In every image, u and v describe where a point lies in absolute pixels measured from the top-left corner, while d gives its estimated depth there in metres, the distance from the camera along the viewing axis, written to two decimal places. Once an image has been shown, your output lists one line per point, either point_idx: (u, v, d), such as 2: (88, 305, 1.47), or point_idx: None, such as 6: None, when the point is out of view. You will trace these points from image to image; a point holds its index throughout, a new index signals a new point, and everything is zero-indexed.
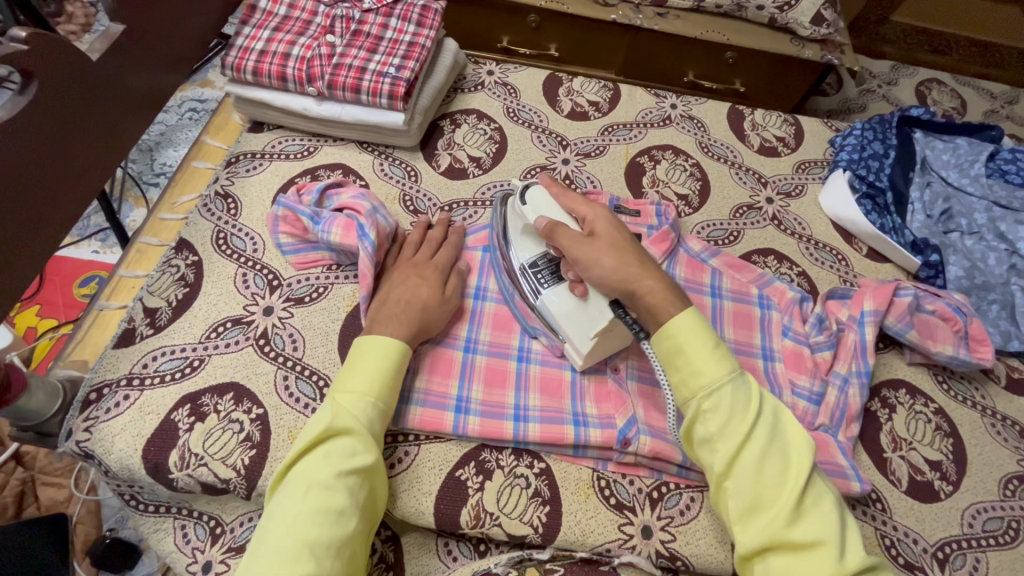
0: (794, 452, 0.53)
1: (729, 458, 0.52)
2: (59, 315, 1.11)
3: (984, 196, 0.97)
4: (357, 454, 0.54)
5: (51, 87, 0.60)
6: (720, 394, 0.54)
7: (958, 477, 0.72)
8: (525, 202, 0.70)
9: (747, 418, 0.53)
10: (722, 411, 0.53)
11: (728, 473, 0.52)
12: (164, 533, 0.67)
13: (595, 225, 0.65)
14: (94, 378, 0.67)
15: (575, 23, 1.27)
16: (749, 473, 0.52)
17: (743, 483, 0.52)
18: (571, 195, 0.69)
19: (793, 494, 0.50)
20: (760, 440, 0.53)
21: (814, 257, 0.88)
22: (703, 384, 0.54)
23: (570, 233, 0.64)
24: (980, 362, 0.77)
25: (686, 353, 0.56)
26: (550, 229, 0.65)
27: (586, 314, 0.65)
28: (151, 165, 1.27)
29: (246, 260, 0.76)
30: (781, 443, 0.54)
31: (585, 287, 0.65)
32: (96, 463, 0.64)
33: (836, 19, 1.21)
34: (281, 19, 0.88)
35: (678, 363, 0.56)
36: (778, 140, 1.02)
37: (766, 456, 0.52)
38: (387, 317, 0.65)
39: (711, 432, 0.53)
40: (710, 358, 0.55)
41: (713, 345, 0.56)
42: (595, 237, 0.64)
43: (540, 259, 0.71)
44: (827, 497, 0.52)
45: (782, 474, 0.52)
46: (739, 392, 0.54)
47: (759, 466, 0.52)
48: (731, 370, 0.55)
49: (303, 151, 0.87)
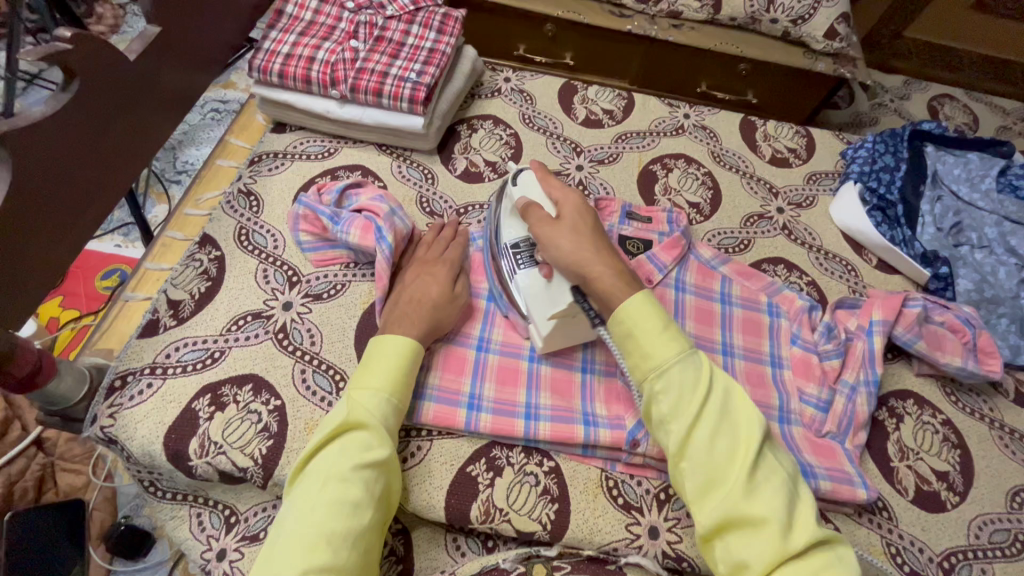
0: (744, 431, 0.53)
1: (679, 438, 0.53)
2: (81, 306, 1.13)
3: (995, 211, 0.98)
4: (372, 448, 0.56)
5: (90, 86, 0.62)
6: (668, 375, 0.55)
7: (965, 488, 0.73)
8: (516, 183, 0.73)
9: (696, 396, 0.54)
10: (672, 392, 0.54)
11: (682, 454, 0.53)
12: (181, 520, 0.69)
13: (563, 208, 0.67)
14: (119, 366, 0.69)
15: (591, 33, 1.29)
16: (700, 452, 0.52)
17: (696, 462, 0.52)
18: (552, 180, 0.71)
19: (742, 471, 0.51)
20: (709, 418, 0.53)
21: (823, 267, 0.89)
22: (652, 366, 0.56)
23: (541, 215, 0.67)
24: (988, 374, 0.78)
25: (636, 337, 0.57)
26: (525, 211, 0.68)
27: (549, 295, 0.66)
28: (173, 163, 1.30)
29: (268, 256, 0.78)
30: (731, 420, 0.54)
31: (552, 270, 0.66)
32: (119, 448, 0.66)
33: (850, 33, 1.22)
34: (307, 24, 0.91)
35: (631, 347, 0.58)
36: (790, 152, 1.04)
37: (716, 435, 0.53)
38: (402, 317, 0.67)
39: (664, 414, 0.54)
40: (659, 340, 0.56)
41: (661, 328, 0.57)
42: (561, 219, 0.66)
43: (523, 242, 0.72)
44: (779, 474, 0.52)
45: (733, 453, 0.52)
46: (688, 370, 0.55)
47: (710, 444, 0.52)
48: (680, 351, 0.56)
49: (324, 152, 0.89)
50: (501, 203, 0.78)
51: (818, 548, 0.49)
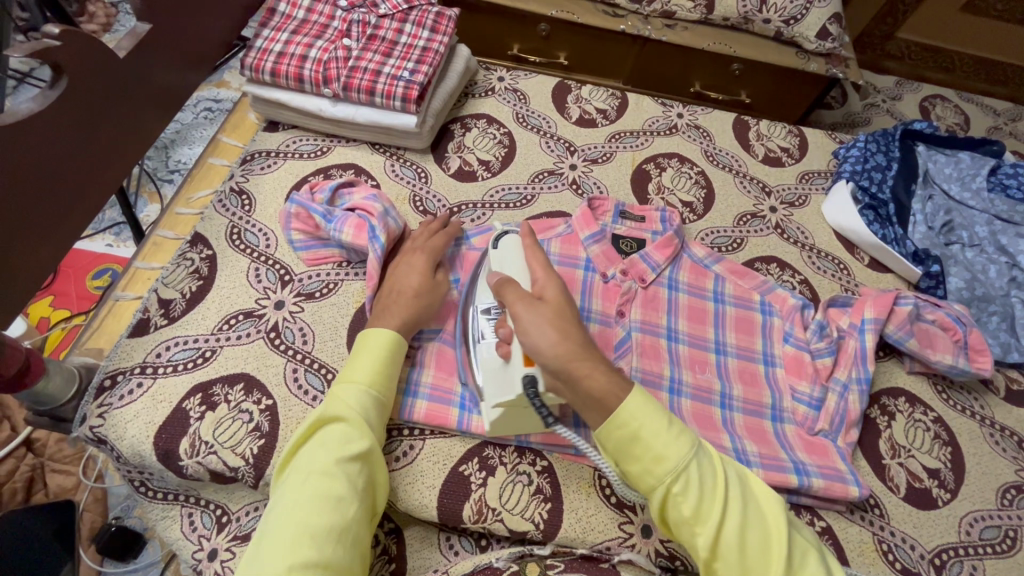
0: (770, 518, 0.52)
1: (710, 543, 0.51)
2: (71, 306, 1.13)
3: (986, 210, 0.98)
4: (351, 440, 0.56)
5: (79, 83, 0.62)
6: (686, 475, 0.52)
7: (956, 485, 0.73)
8: (496, 248, 0.69)
9: (717, 492, 0.52)
10: (692, 493, 0.52)
11: (714, 556, 0.51)
12: (172, 520, 0.68)
13: (544, 290, 0.62)
14: (108, 365, 0.68)
15: (585, 33, 1.29)
16: (733, 553, 0.50)
17: (730, 563, 0.51)
18: (536, 254, 0.66)
19: (779, 568, 0.49)
20: (735, 515, 0.52)
21: (815, 265, 0.90)
22: (668, 469, 0.53)
23: (519, 292, 0.61)
24: (979, 372, 0.78)
25: (643, 440, 0.54)
26: (502, 286, 0.62)
27: (503, 379, 0.61)
28: (165, 162, 1.29)
29: (259, 255, 0.78)
30: (754, 510, 0.53)
31: (510, 348, 0.61)
32: (109, 448, 0.66)
33: (842, 33, 1.23)
34: (299, 22, 0.90)
35: (635, 452, 0.54)
36: (782, 151, 1.04)
37: (745, 531, 0.51)
38: (385, 310, 0.67)
39: (686, 516, 0.52)
40: (670, 439, 0.53)
41: (667, 424, 0.54)
42: (542, 301, 0.60)
43: (494, 308, 0.68)
44: (812, 556, 0.51)
45: (767, 548, 0.51)
46: (704, 466, 0.53)
47: (740, 540, 0.51)
48: (691, 445, 0.54)
49: (317, 150, 0.89)
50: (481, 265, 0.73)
51: None
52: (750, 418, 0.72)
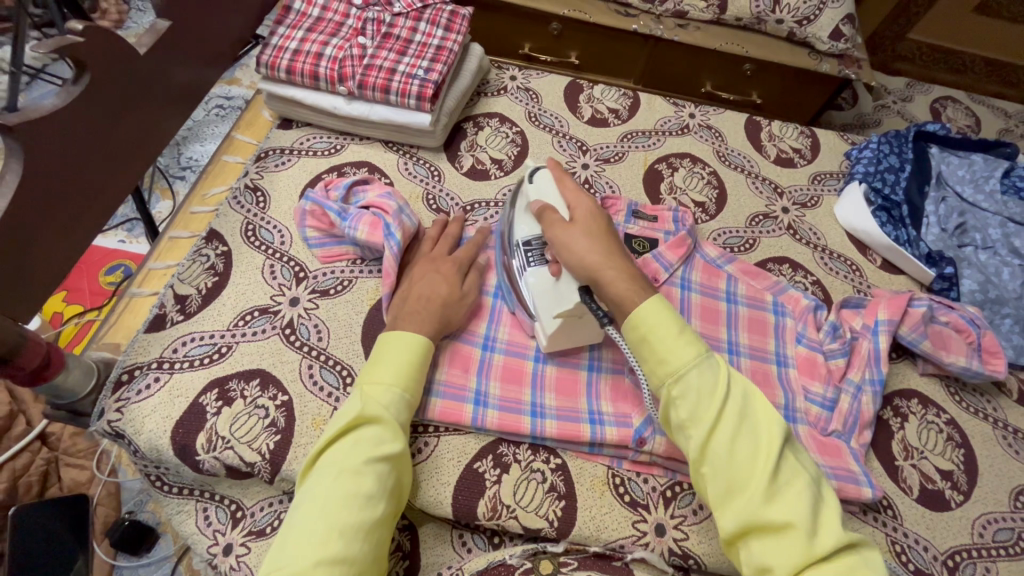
0: (765, 432, 0.53)
1: (698, 444, 0.52)
2: (84, 301, 1.13)
3: (999, 212, 0.98)
4: (384, 443, 0.56)
5: (101, 79, 0.62)
6: (686, 379, 0.54)
7: (969, 488, 0.73)
8: (532, 182, 0.73)
9: (715, 398, 0.53)
10: (690, 395, 0.53)
11: (702, 459, 0.53)
12: (187, 515, 0.68)
13: (576, 212, 0.67)
14: (126, 360, 0.69)
15: (596, 32, 1.29)
16: (721, 456, 0.52)
17: (717, 466, 0.52)
18: (567, 180, 0.71)
19: (763, 479, 0.50)
20: (729, 422, 0.52)
21: (827, 266, 0.90)
22: (671, 370, 0.55)
23: (554, 217, 0.67)
24: (992, 374, 0.78)
25: (651, 343, 0.56)
26: (542, 213, 0.68)
27: (557, 293, 0.65)
28: (177, 158, 1.30)
29: (274, 252, 0.78)
30: (751, 423, 0.53)
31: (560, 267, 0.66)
32: (126, 443, 0.66)
33: (854, 34, 1.23)
34: (314, 20, 0.91)
35: (646, 354, 0.57)
36: (794, 152, 1.04)
37: (737, 438, 0.52)
38: (410, 315, 0.66)
39: (682, 417, 0.54)
40: (676, 344, 0.55)
41: (679, 331, 0.56)
42: (574, 223, 0.65)
43: (534, 239, 0.71)
44: (802, 476, 0.51)
45: (756, 455, 0.51)
46: (706, 374, 0.54)
47: (730, 447, 0.52)
48: (698, 353, 0.55)
49: (330, 148, 0.89)
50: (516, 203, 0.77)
51: (843, 551, 0.48)
52: None
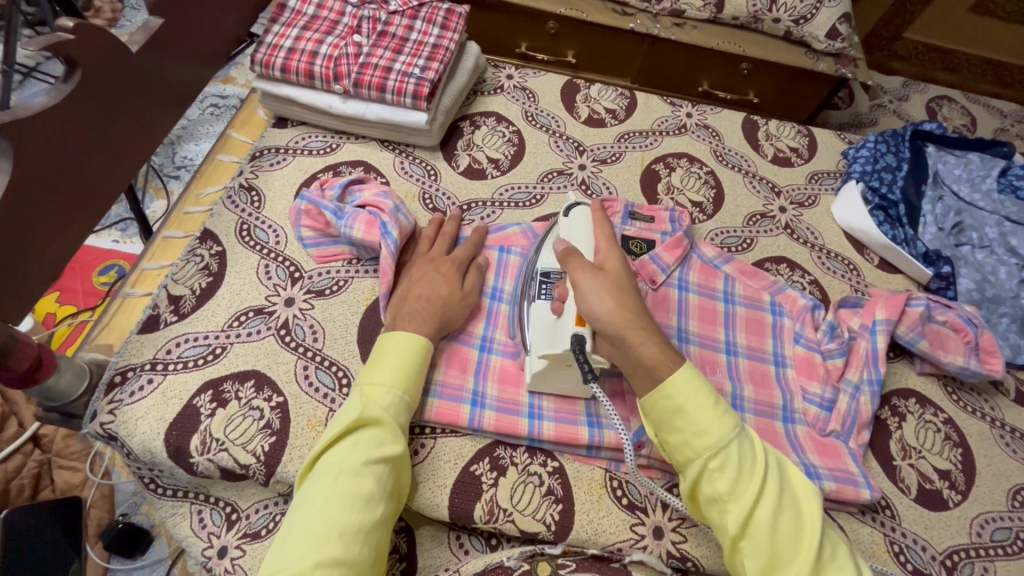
0: (804, 506, 0.53)
1: (741, 521, 0.51)
2: (78, 301, 1.12)
3: (995, 211, 0.98)
4: (384, 444, 0.55)
5: (92, 77, 0.61)
6: (726, 453, 0.53)
7: (967, 487, 0.73)
8: (567, 218, 0.70)
9: (755, 472, 0.52)
10: (731, 471, 0.52)
11: (743, 536, 0.51)
12: (181, 517, 0.68)
13: (606, 261, 0.63)
14: (119, 361, 0.68)
15: (593, 32, 1.29)
16: (764, 533, 0.50)
17: (760, 542, 0.50)
18: (604, 227, 0.67)
19: (809, 554, 0.49)
20: (771, 497, 0.52)
21: (825, 266, 0.90)
22: (709, 444, 0.53)
23: (582, 262, 0.62)
24: (990, 373, 0.78)
25: (685, 412, 0.54)
26: (565, 256, 0.64)
27: (552, 332, 0.62)
28: (172, 158, 1.29)
29: (269, 252, 0.78)
30: (789, 497, 0.53)
31: (563, 307, 0.63)
32: (119, 444, 0.65)
33: (851, 33, 1.23)
34: (309, 18, 0.90)
35: (675, 422, 0.55)
36: (792, 151, 1.04)
37: (780, 513, 0.51)
38: (409, 315, 0.66)
39: (719, 492, 0.52)
40: (713, 416, 0.54)
41: (712, 401, 0.55)
42: (602, 271, 0.62)
43: (553, 274, 0.69)
44: (841, 550, 0.52)
45: (798, 531, 0.51)
46: (745, 447, 0.53)
47: (774, 523, 0.51)
48: (734, 425, 0.54)
49: (325, 147, 0.89)
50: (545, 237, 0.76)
51: None
52: (761, 418, 0.71)
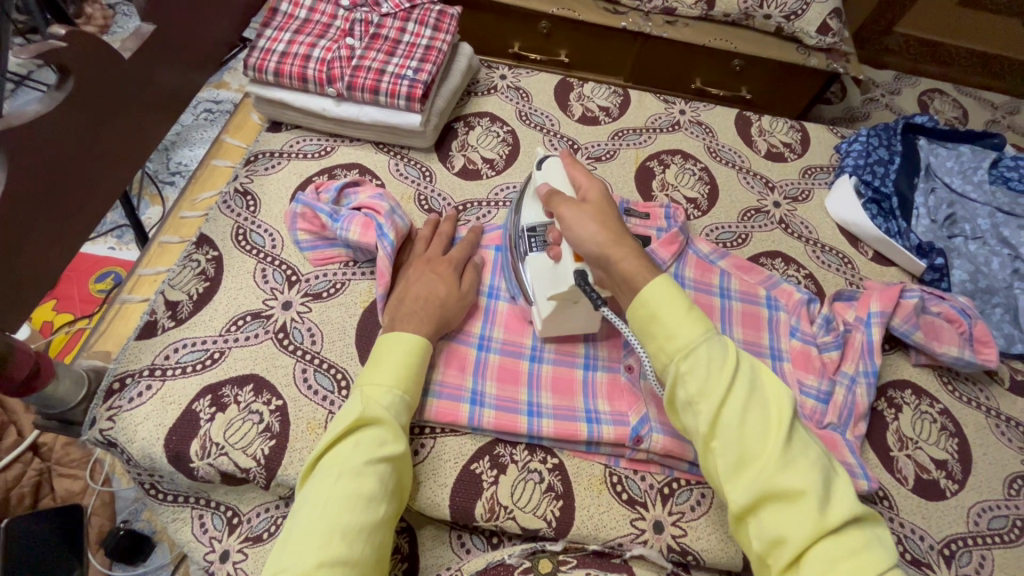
0: (776, 405, 0.51)
1: (709, 417, 0.50)
2: (75, 309, 1.12)
3: (988, 202, 0.99)
4: (386, 444, 0.56)
5: (85, 84, 0.61)
6: (695, 354, 0.52)
7: (964, 476, 0.74)
8: (541, 169, 0.72)
9: (725, 369, 0.51)
10: (699, 370, 0.51)
11: (712, 433, 0.50)
12: (182, 522, 0.68)
13: (588, 193, 0.65)
14: (117, 368, 0.68)
15: (586, 31, 1.29)
16: (732, 428, 0.49)
17: (728, 439, 0.49)
18: (577, 165, 0.68)
19: (777, 449, 0.48)
20: (740, 393, 0.50)
21: (820, 260, 0.90)
22: (680, 346, 0.52)
23: (565, 199, 0.64)
24: (985, 364, 0.79)
25: (661, 319, 0.54)
26: (549, 197, 0.66)
27: (553, 275, 0.65)
28: (167, 163, 1.29)
29: (266, 256, 0.78)
30: (760, 395, 0.51)
31: (560, 250, 0.66)
32: (119, 451, 0.65)
33: (842, 28, 1.24)
34: (302, 22, 0.90)
35: (653, 332, 0.55)
36: (785, 147, 1.04)
37: (748, 410, 0.50)
38: (408, 316, 0.66)
39: (690, 394, 0.51)
40: (684, 319, 0.53)
41: (687, 308, 0.54)
42: (586, 204, 0.63)
43: (540, 225, 0.71)
44: (813, 448, 0.50)
45: (767, 427, 0.49)
46: (715, 349, 0.52)
47: (742, 419, 0.49)
48: (707, 329, 0.53)
49: (320, 150, 0.89)
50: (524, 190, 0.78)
51: (855, 525, 0.47)
52: None
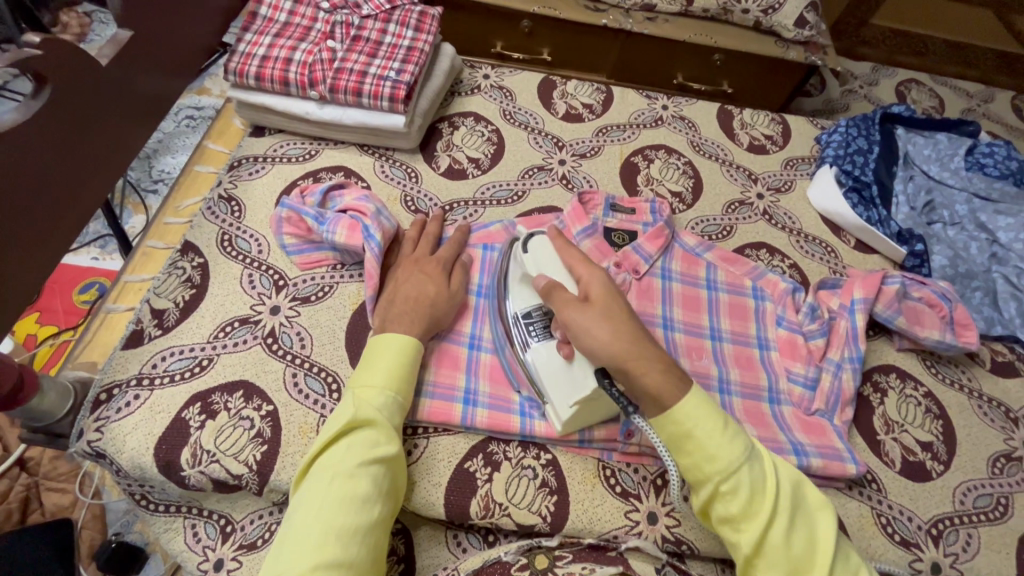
0: (815, 524, 0.54)
1: (756, 541, 0.52)
2: (58, 321, 1.11)
3: (964, 188, 1.01)
4: (379, 445, 0.55)
5: (62, 92, 0.61)
6: (737, 477, 0.53)
7: (949, 457, 0.75)
8: (527, 251, 0.69)
9: (767, 494, 0.53)
10: (743, 495, 0.53)
11: (757, 554, 0.53)
12: (175, 532, 0.67)
13: (589, 288, 0.62)
14: (104, 379, 0.67)
15: (568, 29, 1.30)
16: (778, 552, 0.52)
17: (774, 561, 0.52)
18: (570, 250, 0.67)
19: (823, 569, 0.51)
20: (783, 514, 0.53)
21: (804, 249, 0.91)
22: (721, 468, 0.53)
23: (567, 298, 0.62)
24: (966, 346, 0.80)
25: (696, 437, 0.55)
26: (549, 292, 0.63)
27: (570, 379, 0.63)
28: (149, 172, 1.28)
29: (252, 261, 0.77)
30: (800, 514, 0.54)
31: (571, 350, 0.63)
32: (108, 462, 0.65)
33: (818, 21, 1.26)
34: (281, 25, 0.90)
35: (687, 447, 0.55)
36: (766, 139, 1.06)
37: (791, 534, 0.53)
38: (398, 317, 0.66)
39: (732, 513, 0.53)
40: (722, 440, 0.54)
41: (721, 424, 0.55)
42: (590, 303, 0.61)
43: (535, 310, 0.69)
44: (850, 564, 0.53)
45: (809, 549, 0.53)
46: (755, 470, 0.54)
47: (787, 541, 0.52)
48: (744, 449, 0.54)
49: (304, 154, 0.88)
50: (510, 262, 0.74)
51: None
52: (748, 402, 0.72)
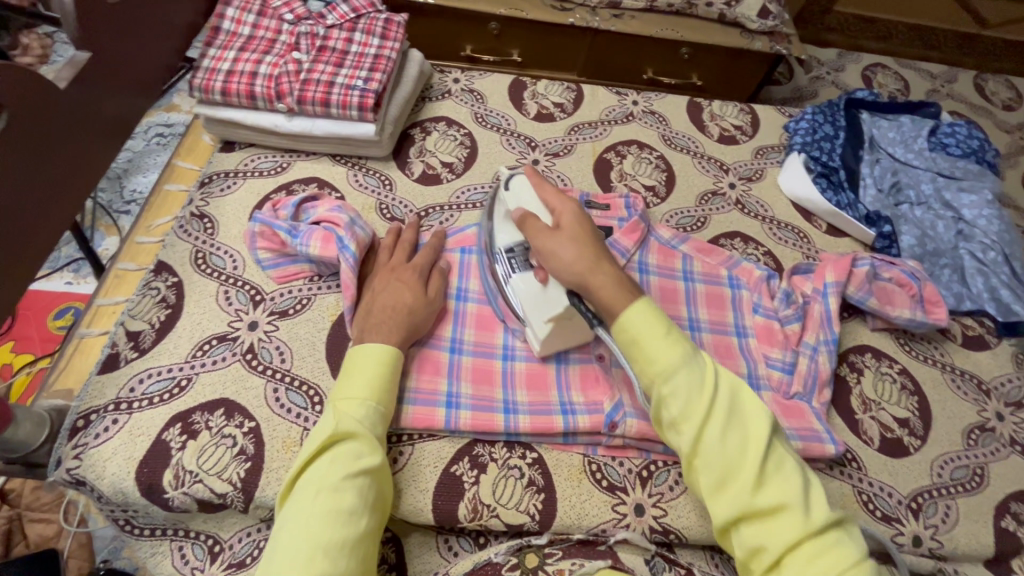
0: (752, 424, 0.54)
1: (692, 440, 0.52)
2: (34, 349, 1.10)
3: (929, 168, 1.03)
4: (362, 456, 0.55)
5: (20, 117, 0.60)
6: (675, 379, 0.54)
7: (925, 431, 0.77)
8: (508, 189, 0.71)
9: (704, 394, 0.53)
10: (680, 396, 0.53)
11: (695, 454, 0.53)
12: (163, 555, 0.67)
13: (562, 217, 0.65)
14: (80, 406, 0.66)
15: (536, 29, 1.31)
16: (714, 450, 0.52)
17: (710, 458, 0.52)
18: (546, 186, 0.68)
19: (755, 466, 0.51)
20: (719, 414, 0.53)
21: (777, 236, 0.93)
22: (659, 371, 0.55)
23: (538, 225, 0.64)
24: (936, 323, 0.82)
25: (641, 345, 0.56)
26: (523, 221, 0.66)
27: (545, 300, 0.66)
28: (120, 193, 1.26)
29: (227, 277, 0.77)
30: (738, 416, 0.54)
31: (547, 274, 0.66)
32: (89, 489, 0.64)
33: (780, 11, 1.29)
34: (246, 38, 0.89)
35: (635, 355, 0.57)
36: (736, 129, 1.07)
37: (727, 433, 0.52)
38: (376, 326, 0.66)
39: (673, 417, 0.54)
40: (663, 346, 0.55)
41: (665, 334, 0.56)
42: (560, 230, 0.64)
43: (517, 246, 0.73)
44: (788, 463, 0.53)
45: (744, 447, 0.52)
46: (694, 374, 0.54)
47: (722, 439, 0.52)
48: (684, 355, 0.55)
49: (276, 167, 0.88)
50: (495, 207, 0.77)
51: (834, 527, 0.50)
52: None
